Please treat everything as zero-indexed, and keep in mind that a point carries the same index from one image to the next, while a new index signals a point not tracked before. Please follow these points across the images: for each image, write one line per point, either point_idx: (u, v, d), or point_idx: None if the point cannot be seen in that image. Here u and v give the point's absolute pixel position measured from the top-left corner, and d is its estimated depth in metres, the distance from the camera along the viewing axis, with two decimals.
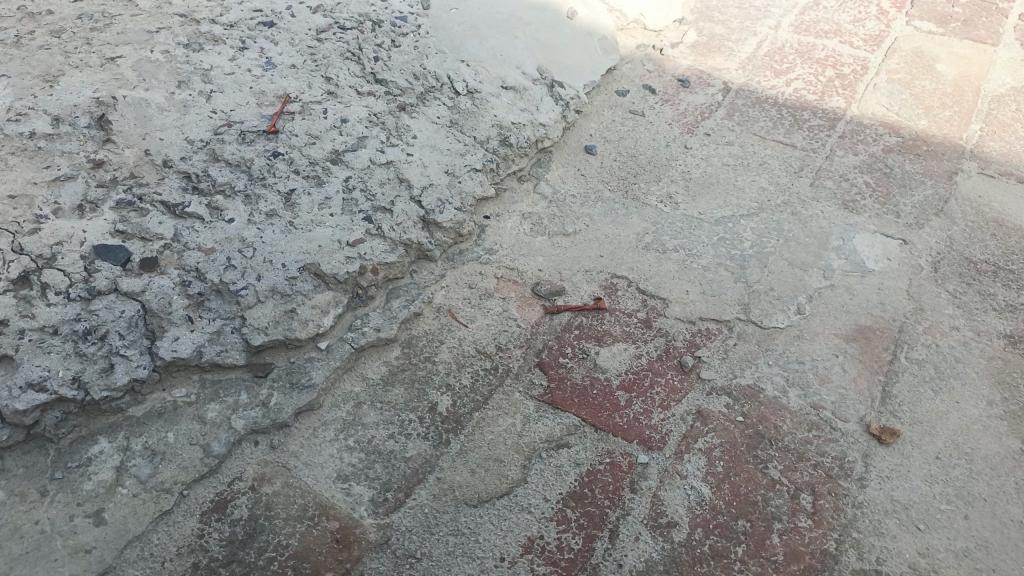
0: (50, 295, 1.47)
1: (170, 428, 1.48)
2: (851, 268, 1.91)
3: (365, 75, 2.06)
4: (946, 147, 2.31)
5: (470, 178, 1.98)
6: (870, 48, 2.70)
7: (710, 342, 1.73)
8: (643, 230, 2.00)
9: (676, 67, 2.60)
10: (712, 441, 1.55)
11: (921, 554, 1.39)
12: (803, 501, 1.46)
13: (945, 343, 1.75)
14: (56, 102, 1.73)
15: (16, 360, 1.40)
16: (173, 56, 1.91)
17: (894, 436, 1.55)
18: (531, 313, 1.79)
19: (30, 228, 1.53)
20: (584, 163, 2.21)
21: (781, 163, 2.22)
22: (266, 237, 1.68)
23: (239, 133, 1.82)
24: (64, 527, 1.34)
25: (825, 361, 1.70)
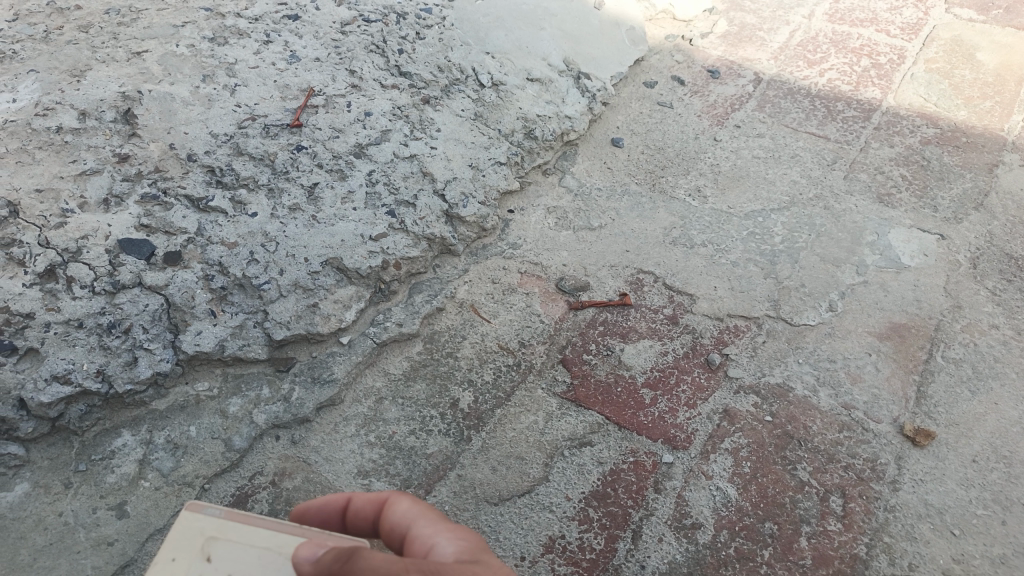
0: (75, 289, 1.48)
1: (192, 422, 1.48)
2: (886, 264, 1.86)
3: (390, 68, 2.05)
4: (987, 139, 2.24)
5: (494, 171, 1.96)
6: (908, 37, 2.62)
7: (739, 339, 1.69)
8: (670, 224, 1.96)
9: (707, 58, 2.54)
10: (739, 441, 1.51)
11: (956, 560, 1.34)
12: (833, 504, 1.42)
13: (984, 342, 1.69)
14: (83, 96, 1.74)
15: (42, 353, 1.41)
16: (199, 50, 1.92)
17: (930, 438, 1.50)
18: (555, 309, 1.76)
19: (56, 222, 1.54)
20: (611, 156, 2.17)
21: (813, 156, 2.17)
22: (289, 232, 1.68)
23: (263, 127, 1.81)
24: (87, 519, 1.34)
25: (857, 359, 1.65)
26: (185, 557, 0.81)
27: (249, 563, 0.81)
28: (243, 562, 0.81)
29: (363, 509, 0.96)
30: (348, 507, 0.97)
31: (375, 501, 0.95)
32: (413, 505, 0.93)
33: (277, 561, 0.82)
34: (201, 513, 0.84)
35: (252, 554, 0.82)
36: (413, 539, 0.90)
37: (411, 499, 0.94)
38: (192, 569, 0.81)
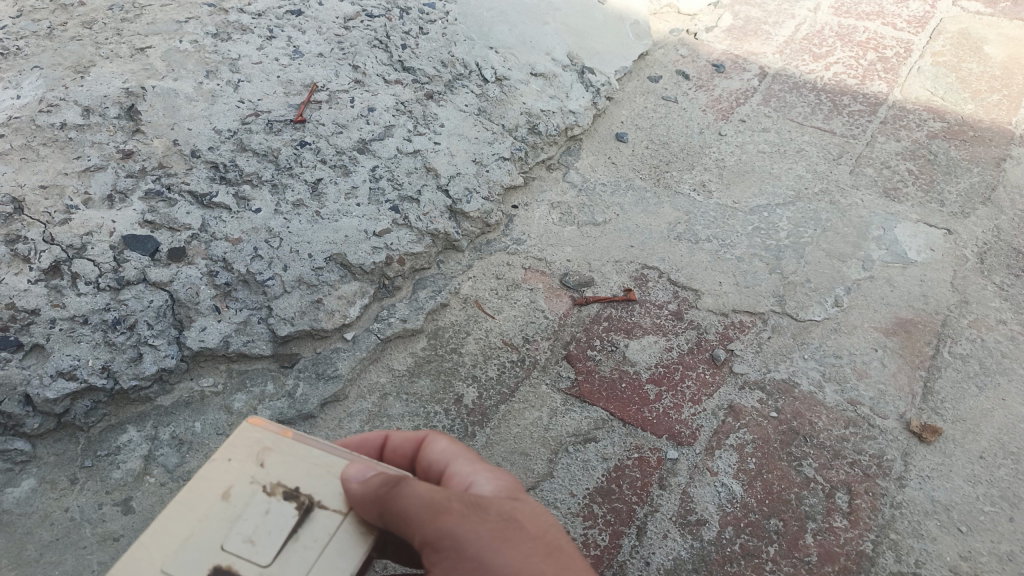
0: (80, 285, 1.48)
1: (197, 418, 1.48)
2: (892, 259, 1.85)
3: (393, 63, 2.04)
4: (994, 133, 2.22)
5: (499, 167, 1.95)
6: (914, 30, 2.61)
7: (743, 335, 1.68)
8: (675, 219, 1.95)
9: (712, 51, 2.53)
10: (744, 437, 1.50)
11: (962, 557, 1.34)
12: (839, 500, 1.41)
13: (991, 338, 1.69)
14: (87, 92, 1.74)
15: (47, 349, 1.41)
16: (202, 46, 1.91)
17: (936, 434, 1.50)
18: (560, 305, 1.75)
19: (61, 218, 1.54)
20: (616, 151, 2.16)
21: (819, 150, 2.16)
22: (293, 228, 1.68)
23: (267, 123, 1.81)
24: (93, 515, 1.34)
25: (863, 355, 1.64)
26: (241, 460, 0.92)
27: (300, 470, 0.92)
28: (294, 467, 0.92)
29: (402, 446, 1.07)
30: (388, 443, 1.08)
31: (415, 440, 1.06)
32: (450, 445, 1.03)
33: (326, 471, 0.92)
34: (259, 427, 0.95)
35: (304, 463, 0.93)
36: (449, 471, 1.00)
37: (448, 440, 1.04)
38: (247, 470, 0.91)
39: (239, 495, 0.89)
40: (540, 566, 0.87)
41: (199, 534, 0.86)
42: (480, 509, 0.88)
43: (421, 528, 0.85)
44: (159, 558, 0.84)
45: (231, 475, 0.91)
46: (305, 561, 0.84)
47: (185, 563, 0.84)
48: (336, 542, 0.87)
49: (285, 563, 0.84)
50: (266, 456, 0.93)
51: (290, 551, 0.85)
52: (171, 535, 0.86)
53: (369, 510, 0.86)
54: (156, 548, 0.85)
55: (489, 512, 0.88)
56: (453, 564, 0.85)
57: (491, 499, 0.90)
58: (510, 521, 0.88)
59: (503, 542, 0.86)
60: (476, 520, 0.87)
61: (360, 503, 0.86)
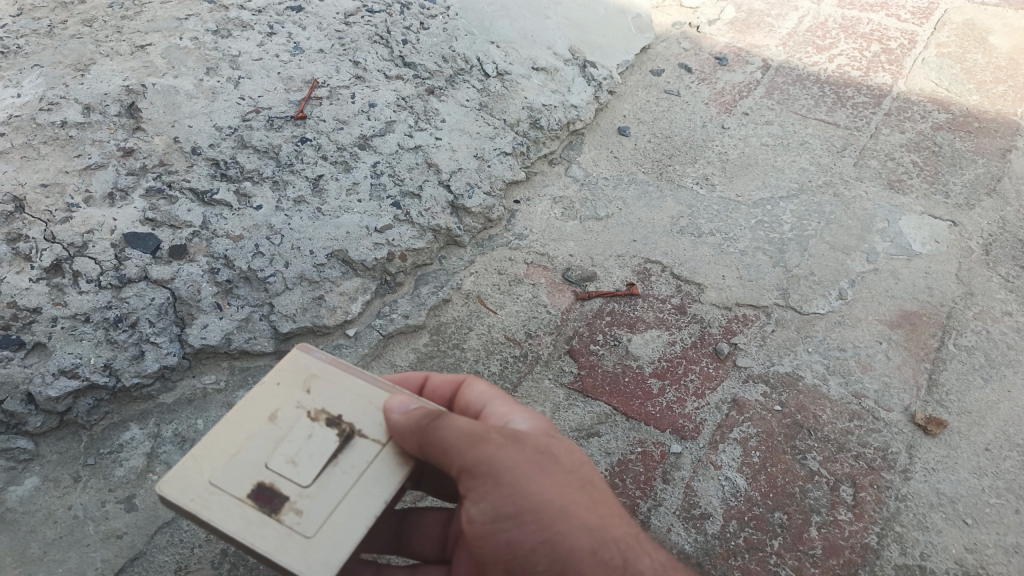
0: (82, 283, 1.47)
1: (199, 415, 1.48)
2: (897, 252, 1.84)
3: (394, 59, 2.04)
4: (999, 124, 2.21)
5: (500, 162, 1.94)
6: (918, 21, 2.59)
7: (747, 329, 1.67)
8: (678, 213, 1.94)
9: (714, 44, 2.51)
10: (749, 431, 1.49)
11: (969, 550, 1.33)
12: (844, 493, 1.40)
13: (997, 330, 1.68)
14: (88, 90, 1.74)
15: (49, 347, 1.41)
16: (203, 42, 1.91)
17: (941, 427, 1.49)
18: (562, 299, 1.74)
19: (62, 216, 1.54)
20: (618, 145, 2.15)
21: (823, 143, 2.14)
22: (294, 224, 1.67)
23: (267, 120, 1.81)
24: (96, 512, 1.33)
25: (867, 348, 1.63)
26: (290, 385, 1.04)
27: (342, 402, 1.03)
28: (336, 400, 1.04)
29: (441, 388, 1.19)
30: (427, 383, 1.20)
31: (455, 382, 1.18)
32: (488, 388, 1.15)
33: (364, 403, 1.04)
34: (308, 357, 1.08)
35: (346, 396, 1.04)
36: (486, 411, 1.12)
37: (485, 385, 1.16)
38: (294, 395, 1.03)
39: (285, 419, 1.01)
40: (571, 496, 0.98)
41: (247, 449, 0.98)
42: (518, 442, 0.98)
43: (462, 456, 0.95)
44: (212, 470, 0.97)
45: (279, 401, 1.03)
46: (340, 483, 0.96)
47: (234, 474, 0.96)
48: (369, 464, 0.98)
49: (321, 480, 0.96)
50: (312, 388, 1.05)
51: (327, 470, 0.97)
52: (221, 450, 0.98)
53: (410, 438, 0.96)
54: (209, 461, 0.97)
55: (526, 446, 0.98)
56: (491, 488, 0.95)
57: (528, 435, 1.01)
58: (543, 454, 0.99)
59: (538, 471, 0.97)
60: (514, 450, 0.97)
61: (400, 433, 0.97)
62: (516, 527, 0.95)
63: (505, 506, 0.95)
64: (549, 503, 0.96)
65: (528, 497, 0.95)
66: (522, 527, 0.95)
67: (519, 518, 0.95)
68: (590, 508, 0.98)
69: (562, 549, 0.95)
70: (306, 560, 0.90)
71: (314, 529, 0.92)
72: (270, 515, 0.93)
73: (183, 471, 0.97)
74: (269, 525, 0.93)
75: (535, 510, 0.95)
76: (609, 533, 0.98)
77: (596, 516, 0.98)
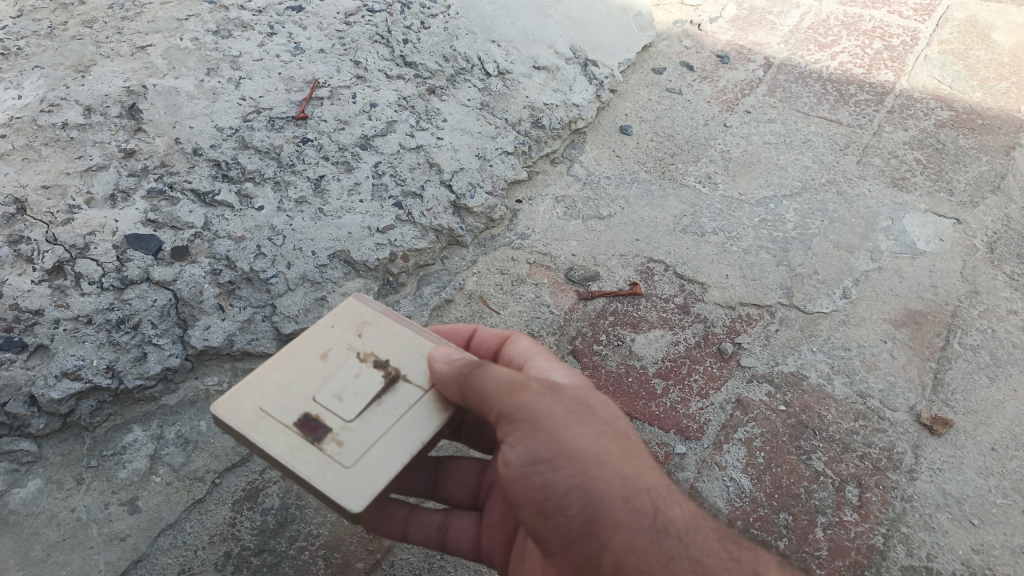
0: (84, 285, 1.47)
1: (202, 416, 1.47)
2: (900, 250, 1.83)
3: (395, 58, 2.03)
4: (1003, 122, 2.21)
5: (502, 161, 1.94)
6: (921, 18, 2.59)
7: (751, 328, 1.67)
8: (681, 212, 1.94)
9: (716, 42, 2.50)
10: (753, 431, 1.49)
11: (975, 550, 1.32)
12: (849, 494, 1.39)
13: (1002, 328, 1.68)
14: (88, 91, 1.73)
15: (51, 349, 1.40)
16: (203, 43, 1.91)
17: (947, 426, 1.48)
18: (565, 300, 1.74)
19: (64, 218, 1.53)
20: (620, 144, 2.14)
21: (825, 141, 2.14)
22: (296, 225, 1.67)
23: (269, 120, 1.80)
24: (100, 515, 1.33)
25: (872, 347, 1.63)
26: (343, 330, 1.13)
27: (390, 349, 1.11)
28: (384, 347, 1.12)
29: (488, 340, 1.24)
30: (474, 336, 1.25)
31: (500, 337, 1.23)
32: (531, 345, 1.19)
33: (409, 351, 1.12)
34: (362, 305, 1.16)
35: (394, 344, 1.12)
36: (528, 366, 1.15)
37: (530, 342, 1.20)
38: (346, 338, 1.12)
39: (335, 359, 1.10)
40: (606, 445, 0.98)
41: (299, 382, 1.07)
42: (556, 392, 1.00)
43: (500, 402, 0.99)
44: (264, 397, 1.06)
45: (332, 344, 1.12)
46: (381, 421, 1.03)
47: (284, 403, 1.05)
48: (410, 406, 1.05)
49: (365, 416, 1.04)
50: (363, 335, 1.13)
51: (371, 408, 1.05)
52: (274, 381, 1.07)
53: (452, 384, 1.02)
54: (262, 389, 1.06)
55: (564, 395, 1.00)
56: (527, 433, 0.97)
57: (567, 387, 1.02)
58: (580, 404, 1.00)
59: (575, 420, 0.98)
60: (551, 399, 0.99)
61: (443, 381, 1.04)
62: (550, 472, 0.95)
63: (540, 451, 0.96)
64: (584, 450, 0.96)
65: (563, 443, 0.96)
66: (556, 471, 0.95)
67: (553, 462, 0.95)
68: (624, 458, 0.98)
69: (594, 496, 0.94)
70: (343, 484, 0.98)
71: (354, 459, 1.00)
72: (314, 443, 1.01)
73: (238, 394, 1.05)
74: (312, 451, 1.01)
75: (569, 455, 0.95)
76: (642, 482, 0.96)
77: (630, 466, 0.97)
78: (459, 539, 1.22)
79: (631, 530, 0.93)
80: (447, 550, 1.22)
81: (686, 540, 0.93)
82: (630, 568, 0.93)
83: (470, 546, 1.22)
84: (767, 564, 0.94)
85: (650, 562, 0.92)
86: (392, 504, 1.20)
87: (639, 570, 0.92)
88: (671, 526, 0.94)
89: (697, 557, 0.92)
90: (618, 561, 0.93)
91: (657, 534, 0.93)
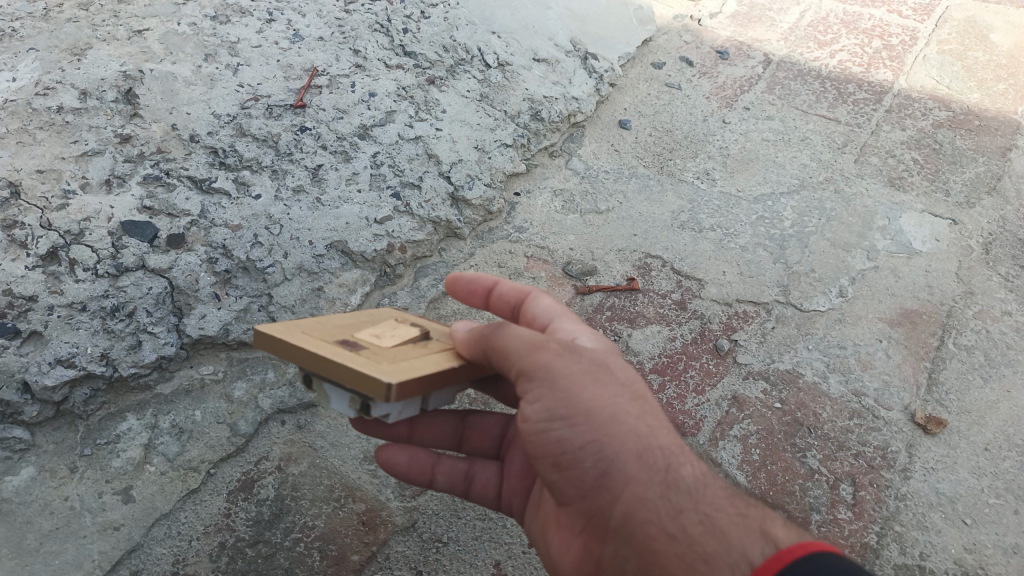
0: (78, 272, 1.45)
1: (197, 406, 1.47)
2: (897, 250, 1.84)
3: (394, 48, 2.02)
4: (999, 123, 2.22)
5: (501, 154, 1.93)
6: (920, 17, 2.60)
7: (747, 325, 1.67)
8: (679, 207, 1.94)
9: (715, 38, 2.50)
10: (748, 428, 1.49)
11: (967, 550, 1.33)
12: (844, 492, 1.40)
13: (996, 329, 1.69)
14: (84, 75, 1.71)
15: (45, 336, 1.39)
16: (201, 28, 1.89)
17: (941, 426, 1.50)
18: (562, 293, 1.73)
19: (58, 204, 1.51)
20: (619, 138, 2.13)
21: (824, 139, 2.14)
22: (294, 215, 1.66)
23: (266, 108, 1.79)
24: (93, 504, 1.32)
25: (867, 346, 1.64)
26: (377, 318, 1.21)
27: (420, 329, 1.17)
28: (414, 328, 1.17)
29: (509, 296, 1.22)
30: (495, 289, 1.24)
31: (519, 292, 1.21)
32: (552, 302, 1.17)
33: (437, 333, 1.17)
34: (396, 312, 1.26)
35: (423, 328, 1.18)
36: (553, 324, 1.14)
37: (551, 300, 1.18)
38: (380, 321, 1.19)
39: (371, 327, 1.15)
40: (622, 404, 0.97)
41: (336, 329, 1.10)
42: (575, 352, 1.00)
43: (519, 360, 0.98)
44: (301, 329, 1.07)
45: (367, 321, 1.18)
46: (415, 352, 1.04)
47: (321, 334, 1.07)
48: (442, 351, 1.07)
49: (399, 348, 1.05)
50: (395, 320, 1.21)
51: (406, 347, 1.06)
52: (313, 326, 1.10)
53: (476, 347, 1.03)
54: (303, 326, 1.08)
55: (582, 356, 1.00)
56: (545, 391, 0.97)
57: (585, 348, 1.02)
58: (598, 361, 1.00)
59: (592, 379, 0.98)
60: (570, 358, 0.99)
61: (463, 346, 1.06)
62: (567, 428, 0.95)
63: (558, 409, 0.96)
64: (602, 408, 0.96)
65: (581, 402, 0.95)
66: (572, 428, 0.95)
67: (571, 420, 0.95)
68: (638, 417, 0.98)
69: (609, 451, 0.94)
70: (374, 367, 0.95)
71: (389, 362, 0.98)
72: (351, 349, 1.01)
73: (280, 324, 1.07)
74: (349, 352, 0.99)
75: (587, 413, 0.95)
76: (656, 441, 0.96)
77: (645, 425, 0.97)
78: (482, 488, 1.23)
79: (642, 486, 0.93)
80: (470, 498, 1.24)
81: (696, 495, 0.92)
82: (639, 520, 0.92)
83: (493, 495, 1.23)
84: (775, 520, 0.92)
85: (659, 515, 0.91)
86: (418, 449, 1.22)
87: (648, 523, 0.91)
88: (682, 482, 0.93)
89: (706, 511, 0.91)
90: (628, 514, 0.93)
91: (667, 489, 0.92)
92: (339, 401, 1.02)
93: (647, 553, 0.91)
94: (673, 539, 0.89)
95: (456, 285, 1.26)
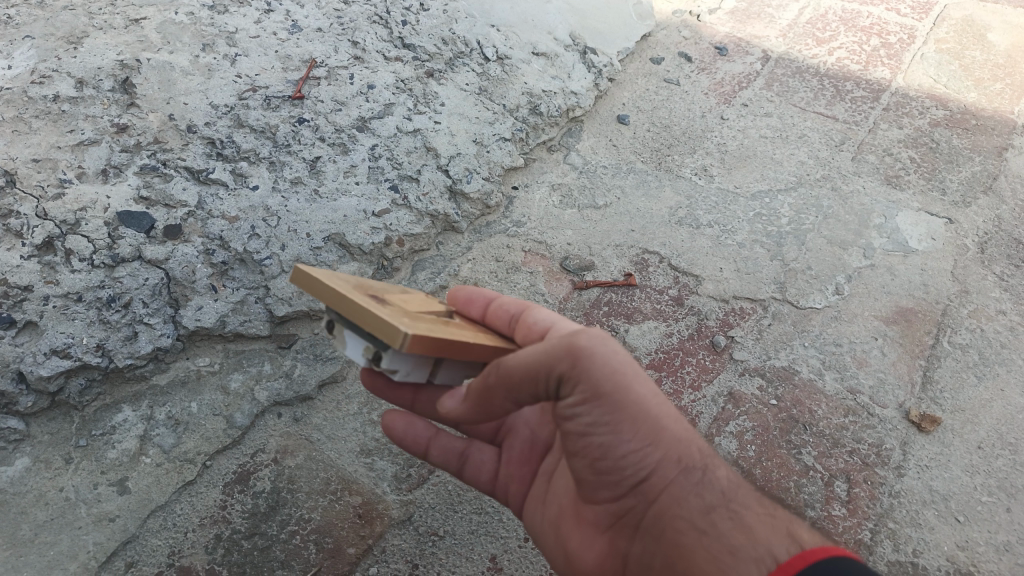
0: (74, 262, 1.45)
1: (193, 398, 1.46)
2: (893, 248, 1.85)
3: (393, 40, 2.01)
4: (996, 123, 2.23)
5: (499, 148, 1.93)
6: (918, 16, 2.60)
7: (744, 322, 1.68)
8: (677, 204, 1.94)
9: (714, 34, 2.49)
10: (744, 425, 1.50)
11: (959, 547, 1.35)
12: (838, 488, 1.41)
13: (990, 328, 1.70)
14: (80, 64, 1.70)
15: (40, 327, 1.38)
16: (198, 18, 1.87)
17: (935, 424, 1.51)
18: (560, 288, 1.73)
19: (54, 193, 1.50)
20: (617, 134, 2.13)
21: (821, 136, 2.14)
22: (291, 207, 1.65)
23: (264, 99, 1.78)
24: (88, 495, 1.32)
25: (863, 343, 1.64)
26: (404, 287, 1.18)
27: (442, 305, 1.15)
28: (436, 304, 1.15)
29: (508, 306, 1.19)
30: (494, 302, 1.21)
31: (522, 304, 1.19)
32: (558, 315, 1.15)
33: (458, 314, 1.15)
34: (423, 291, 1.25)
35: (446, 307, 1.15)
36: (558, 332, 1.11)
37: (555, 312, 1.16)
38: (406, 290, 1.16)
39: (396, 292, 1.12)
40: (664, 406, 0.98)
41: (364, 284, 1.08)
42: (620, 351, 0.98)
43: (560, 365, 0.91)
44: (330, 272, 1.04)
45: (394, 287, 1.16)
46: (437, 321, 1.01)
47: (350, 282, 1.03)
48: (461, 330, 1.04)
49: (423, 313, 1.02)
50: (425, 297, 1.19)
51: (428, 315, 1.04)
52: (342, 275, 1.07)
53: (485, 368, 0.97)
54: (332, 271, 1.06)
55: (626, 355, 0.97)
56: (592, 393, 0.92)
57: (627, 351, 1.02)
58: (637, 363, 0.98)
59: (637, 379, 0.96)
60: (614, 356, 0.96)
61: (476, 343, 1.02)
62: (613, 427, 0.94)
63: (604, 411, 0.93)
64: (648, 408, 0.95)
65: (628, 402, 0.93)
66: (617, 428, 0.94)
67: (613, 424, 0.94)
68: (676, 420, 0.99)
69: (650, 452, 0.95)
70: (397, 318, 0.92)
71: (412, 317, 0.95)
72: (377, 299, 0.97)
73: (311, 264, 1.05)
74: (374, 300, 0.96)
75: (630, 417, 0.94)
76: (691, 444, 0.98)
77: (683, 429, 0.99)
78: (476, 469, 1.23)
79: (679, 486, 0.95)
80: (463, 476, 1.24)
81: (729, 495, 0.95)
82: (672, 517, 0.94)
83: (487, 479, 1.23)
84: (800, 522, 0.94)
85: (694, 512, 0.94)
86: (416, 418, 1.22)
87: (682, 519, 0.94)
88: (716, 483, 0.96)
89: (738, 509, 0.94)
90: (664, 511, 0.95)
91: (702, 488, 0.95)
92: (354, 347, 0.98)
93: (677, 549, 0.93)
94: (704, 534, 0.92)
95: (457, 297, 1.24)
